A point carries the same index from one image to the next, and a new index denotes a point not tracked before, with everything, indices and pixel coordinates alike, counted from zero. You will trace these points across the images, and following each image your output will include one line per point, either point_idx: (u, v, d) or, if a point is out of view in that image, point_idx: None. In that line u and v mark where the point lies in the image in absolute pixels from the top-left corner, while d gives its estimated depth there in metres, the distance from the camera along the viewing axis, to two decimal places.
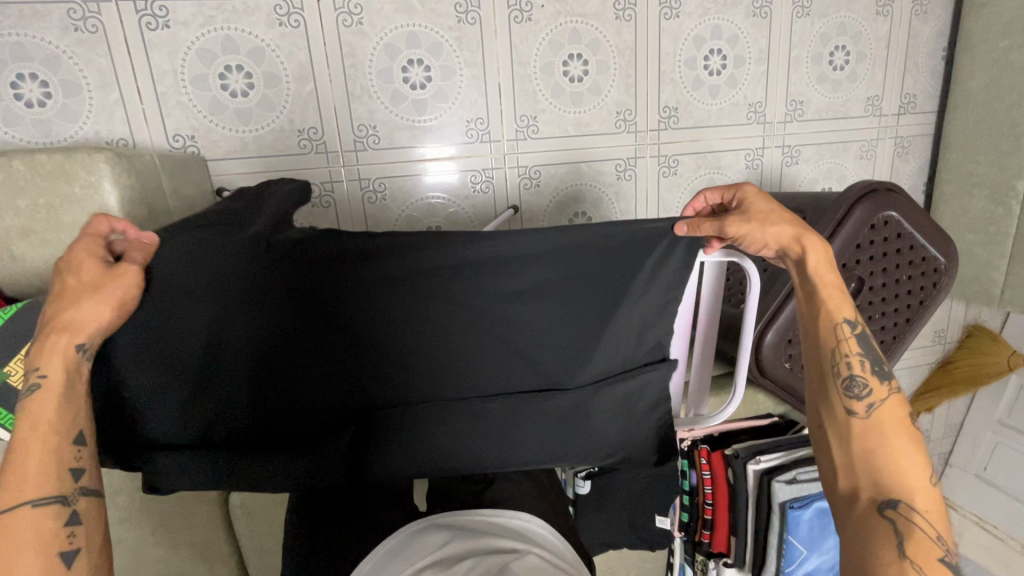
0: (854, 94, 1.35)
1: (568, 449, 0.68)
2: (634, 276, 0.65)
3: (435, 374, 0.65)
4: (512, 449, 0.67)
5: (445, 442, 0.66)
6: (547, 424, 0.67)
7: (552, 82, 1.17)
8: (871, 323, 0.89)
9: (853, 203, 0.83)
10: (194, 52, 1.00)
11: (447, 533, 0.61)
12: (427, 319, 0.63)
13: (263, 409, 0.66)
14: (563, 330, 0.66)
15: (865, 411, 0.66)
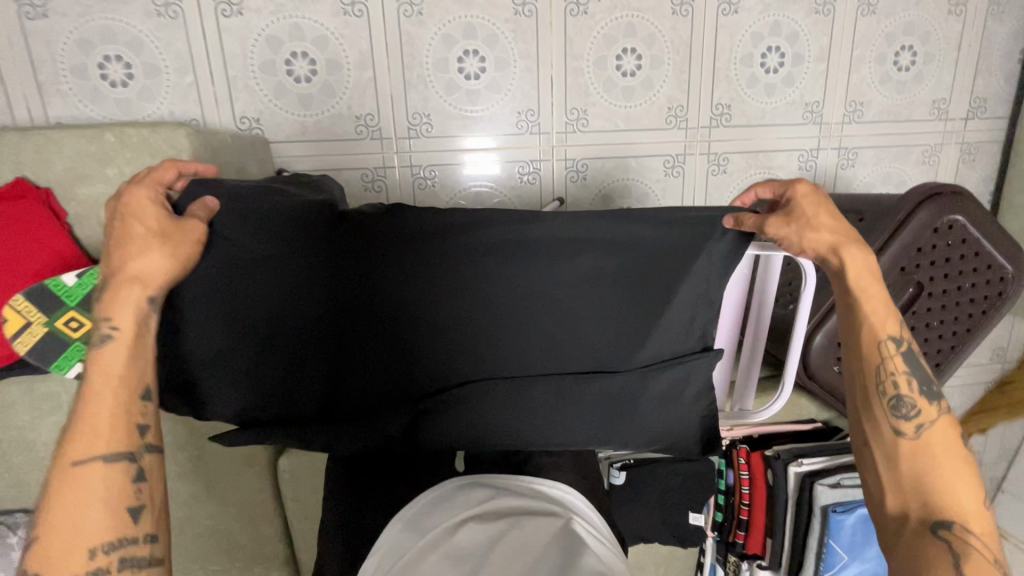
0: (919, 97, 1.30)
1: (617, 433, 0.68)
2: (686, 267, 0.66)
3: (489, 351, 0.66)
4: (563, 430, 0.67)
5: (495, 420, 0.66)
6: (599, 410, 0.66)
7: (604, 76, 1.17)
8: (928, 330, 0.86)
9: (915, 206, 0.81)
10: (263, 39, 1.05)
11: (488, 491, 0.61)
12: (486, 296, 0.65)
13: (318, 379, 0.67)
14: (621, 317, 0.66)
15: (913, 432, 0.65)
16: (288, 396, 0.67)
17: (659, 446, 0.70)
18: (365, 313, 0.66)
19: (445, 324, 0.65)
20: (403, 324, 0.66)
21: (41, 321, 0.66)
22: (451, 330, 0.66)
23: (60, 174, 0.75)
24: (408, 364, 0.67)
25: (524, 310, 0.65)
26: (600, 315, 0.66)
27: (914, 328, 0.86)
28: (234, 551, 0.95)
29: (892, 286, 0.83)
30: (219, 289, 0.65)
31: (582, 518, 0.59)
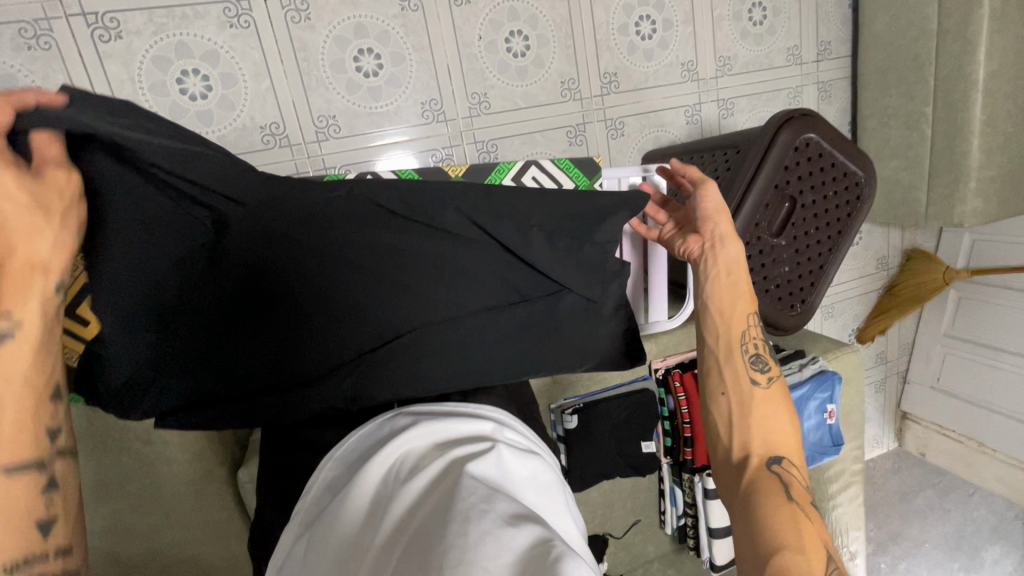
0: (775, 46, 1.46)
1: (550, 351, 0.78)
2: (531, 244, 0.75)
3: (421, 305, 0.71)
4: (509, 351, 0.75)
5: (426, 370, 0.71)
6: (523, 337, 0.76)
7: (497, 59, 1.24)
8: (807, 238, 0.98)
9: (776, 130, 0.93)
10: (149, 60, 1.04)
11: (416, 416, 0.65)
12: (409, 254, 0.71)
13: (251, 358, 0.70)
14: (545, 255, 0.75)
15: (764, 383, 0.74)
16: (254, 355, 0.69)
17: (591, 364, 0.81)
18: (298, 289, 0.69)
19: (372, 287, 0.70)
20: (334, 294, 0.69)
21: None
22: (381, 292, 0.70)
23: None
24: (343, 332, 0.70)
25: (448, 273, 0.72)
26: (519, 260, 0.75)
27: (796, 238, 0.98)
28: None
29: (771, 203, 0.95)
30: (143, 279, 0.66)
31: (516, 436, 0.65)
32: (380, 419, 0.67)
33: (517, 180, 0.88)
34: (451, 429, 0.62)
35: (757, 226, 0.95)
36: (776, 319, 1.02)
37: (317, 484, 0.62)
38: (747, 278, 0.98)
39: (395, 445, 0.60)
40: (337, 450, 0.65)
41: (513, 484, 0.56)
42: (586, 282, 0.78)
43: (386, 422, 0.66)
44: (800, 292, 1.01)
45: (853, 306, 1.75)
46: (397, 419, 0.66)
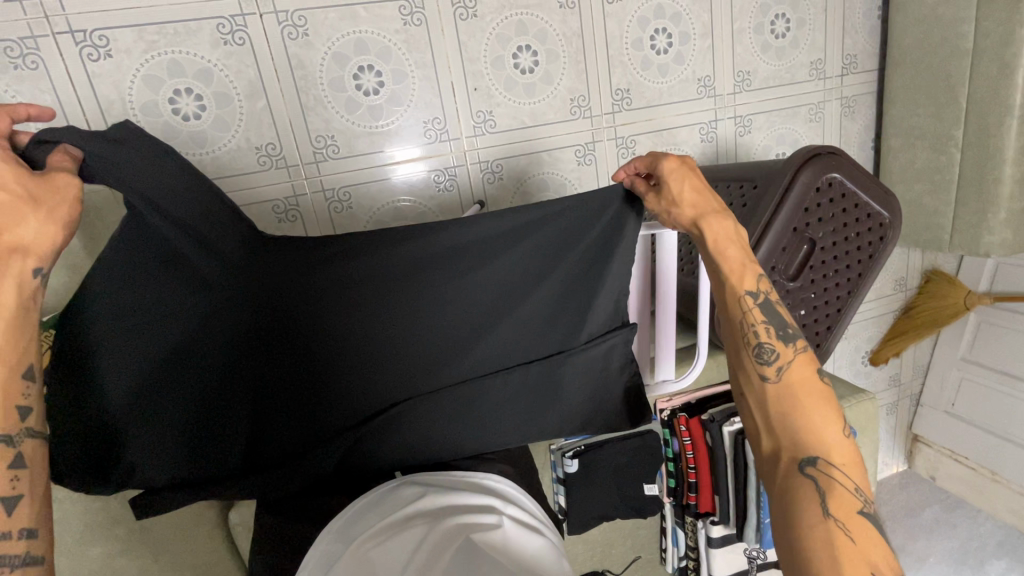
0: (798, 60, 1.39)
1: (546, 410, 0.79)
2: (528, 299, 0.76)
3: (420, 369, 0.74)
4: (506, 414, 0.77)
5: (424, 430, 0.74)
6: (526, 398, 0.77)
7: (503, 76, 1.19)
8: (826, 281, 0.93)
9: (797, 169, 0.88)
10: (140, 79, 0.99)
11: (421, 487, 0.64)
12: (417, 317, 0.73)
13: (255, 421, 0.72)
14: (553, 316, 0.77)
15: (775, 375, 0.67)
16: (256, 410, 0.72)
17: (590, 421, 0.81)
18: (304, 353, 0.71)
19: (374, 352, 0.72)
20: (332, 360, 0.72)
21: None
22: (383, 356, 0.73)
23: None
24: (345, 393, 0.73)
25: (451, 331, 0.74)
26: (523, 322, 0.76)
27: (813, 281, 0.93)
28: None
29: (788, 246, 0.90)
30: (147, 351, 0.67)
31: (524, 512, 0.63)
32: (381, 490, 0.65)
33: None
34: (457, 501, 0.60)
35: (773, 269, 0.90)
36: None
37: (312, 554, 0.59)
38: None
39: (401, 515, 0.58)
40: (337, 518, 0.62)
41: (521, 555, 0.53)
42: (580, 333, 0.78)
43: (388, 493, 0.64)
44: (815, 336, 0.96)
45: (868, 329, 1.70)
46: (400, 490, 0.64)
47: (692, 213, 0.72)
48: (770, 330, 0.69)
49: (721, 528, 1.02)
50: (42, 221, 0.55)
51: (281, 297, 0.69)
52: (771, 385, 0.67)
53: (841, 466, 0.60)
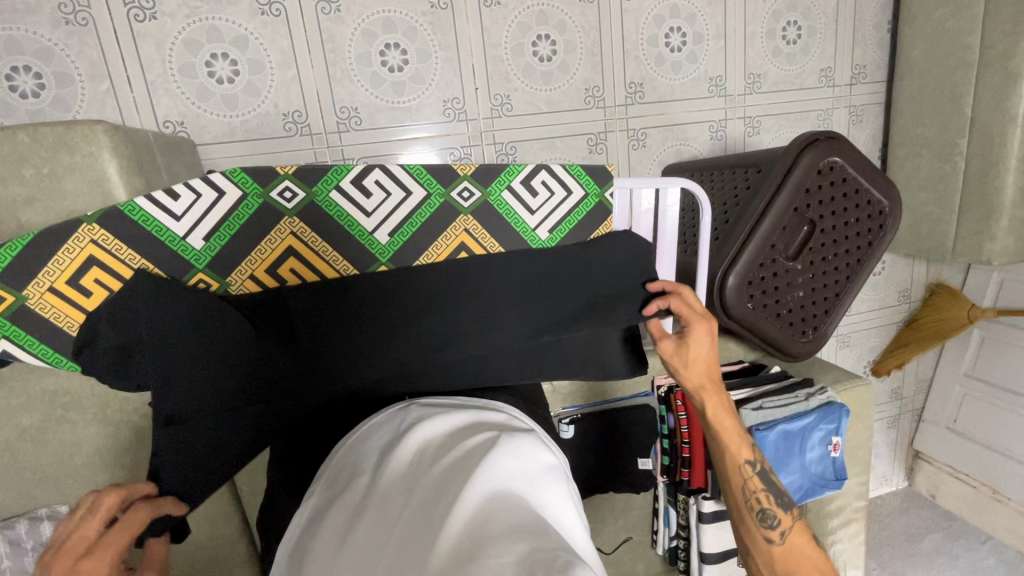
0: (808, 67, 1.44)
1: (545, 354, 0.88)
2: (524, 258, 0.88)
3: (428, 317, 0.84)
4: (510, 353, 0.85)
5: (426, 368, 0.82)
6: (524, 346, 0.86)
7: (522, 62, 1.24)
8: (826, 264, 0.95)
9: (799, 152, 0.91)
10: (181, 42, 1.06)
11: (424, 411, 0.65)
12: (425, 276, 0.85)
13: (281, 356, 0.79)
14: (549, 271, 0.88)
15: (779, 538, 0.76)
16: (281, 346, 0.79)
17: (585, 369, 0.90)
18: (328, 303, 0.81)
19: (394, 307, 0.83)
20: (350, 308, 0.82)
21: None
22: (393, 305, 0.83)
23: None
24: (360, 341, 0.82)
25: (455, 284, 0.85)
26: (517, 283, 0.87)
27: (813, 263, 0.95)
28: (195, 554, 0.94)
29: (789, 225, 0.93)
30: (200, 298, 0.77)
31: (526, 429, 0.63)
32: (392, 412, 0.67)
33: (526, 183, 0.86)
34: (465, 423, 0.62)
35: (774, 248, 0.93)
36: (786, 346, 0.99)
37: (325, 475, 0.62)
38: (759, 299, 0.95)
39: (412, 433, 0.60)
40: (347, 443, 0.65)
41: (524, 469, 0.54)
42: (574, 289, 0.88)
43: (401, 414, 0.66)
44: (813, 318, 0.98)
45: (870, 338, 1.71)
46: (412, 413, 0.66)
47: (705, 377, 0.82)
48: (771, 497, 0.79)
49: (712, 504, 1.03)
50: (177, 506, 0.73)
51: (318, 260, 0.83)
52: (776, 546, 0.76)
53: None
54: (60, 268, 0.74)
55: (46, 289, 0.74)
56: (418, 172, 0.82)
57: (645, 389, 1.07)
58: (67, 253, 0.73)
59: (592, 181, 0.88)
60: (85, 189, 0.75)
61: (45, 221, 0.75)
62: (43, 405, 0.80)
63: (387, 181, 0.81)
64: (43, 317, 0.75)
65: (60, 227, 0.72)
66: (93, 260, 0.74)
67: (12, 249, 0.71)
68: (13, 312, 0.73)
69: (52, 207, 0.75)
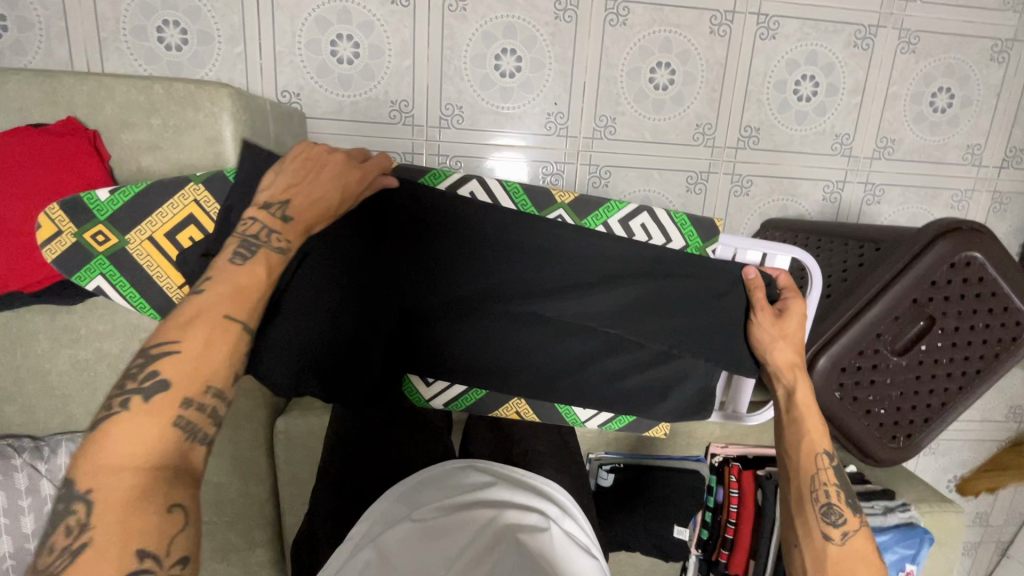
0: (952, 140, 1.29)
1: (654, 378, 0.79)
2: (634, 258, 0.72)
3: (531, 299, 0.72)
4: (616, 359, 0.77)
5: (526, 353, 0.76)
6: (625, 357, 0.77)
7: (636, 87, 1.19)
8: (938, 368, 0.84)
9: (932, 239, 0.80)
10: (313, 19, 1.10)
11: (484, 475, 0.66)
12: (518, 248, 0.71)
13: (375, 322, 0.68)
14: (667, 287, 0.73)
15: (840, 541, 0.66)
16: (369, 304, 0.68)
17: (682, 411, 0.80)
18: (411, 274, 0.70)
19: (494, 279, 0.71)
20: (438, 268, 0.70)
21: (71, 231, 0.66)
22: (489, 276, 0.71)
23: (109, 118, 0.77)
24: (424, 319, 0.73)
25: (555, 268, 0.72)
26: (630, 285, 0.72)
27: (922, 363, 0.84)
28: (225, 505, 0.98)
29: (903, 316, 0.82)
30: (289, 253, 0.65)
31: (576, 528, 0.62)
32: (452, 468, 0.68)
33: (624, 222, 0.74)
34: (519, 493, 0.63)
35: (879, 338, 0.83)
36: (870, 447, 0.88)
37: (373, 513, 0.64)
38: (850, 390, 0.85)
39: (470, 494, 0.62)
40: (406, 484, 0.67)
41: (570, 562, 0.53)
42: (699, 314, 0.73)
43: (458, 472, 0.68)
44: (908, 424, 0.87)
45: (963, 450, 1.50)
46: (469, 473, 0.67)
47: (793, 357, 0.74)
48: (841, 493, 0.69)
49: None
50: (329, 183, 0.61)
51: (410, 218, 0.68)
52: (833, 548, 0.66)
53: None
54: (162, 220, 0.67)
55: (146, 238, 0.68)
56: (516, 192, 0.74)
57: (697, 454, 0.99)
58: (173, 205, 0.67)
59: (695, 236, 0.73)
60: (200, 146, 0.79)
61: (160, 168, 0.79)
62: (123, 335, 0.86)
63: (483, 195, 0.73)
64: (139, 265, 0.69)
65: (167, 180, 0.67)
66: (192, 219, 0.67)
67: (125, 195, 0.67)
68: (113, 254, 0.68)
69: (169, 156, 0.79)
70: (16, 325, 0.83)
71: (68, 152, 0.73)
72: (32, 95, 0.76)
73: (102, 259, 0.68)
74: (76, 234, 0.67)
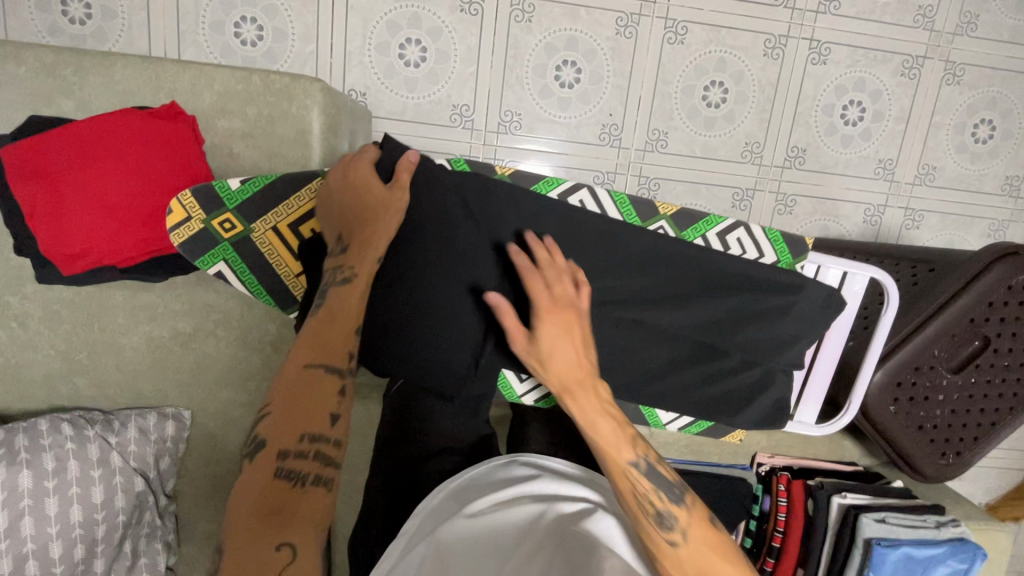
0: (991, 170, 1.32)
1: (738, 391, 0.73)
2: (724, 263, 0.67)
3: (610, 303, 0.69)
4: (700, 367, 0.71)
5: (614, 361, 0.70)
6: (706, 363, 0.71)
7: (689, 103, 1.23)
8: (991, 387, 0.86)
9: (991, 261, 0.81)
10: (384, 23, 1.14)
11: (527, 470, 0.62)
12: (590, 250, 0.68)
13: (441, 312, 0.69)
14: (751, 293, 0.68)
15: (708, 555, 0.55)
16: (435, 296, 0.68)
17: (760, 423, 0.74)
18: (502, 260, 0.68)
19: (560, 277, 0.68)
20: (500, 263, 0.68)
21: (202, 218, 0.70)
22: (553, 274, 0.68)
23: (208, 106, 0.81)
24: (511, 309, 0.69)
25: (635, 270, 0.68)
26: (717, 290, 0.68)
27: (975, 382, 0.86)
28: None
29: (959, 334, 0.84)
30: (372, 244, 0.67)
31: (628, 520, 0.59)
32: (494, 463, 0.64)
33: (722, 237, 0.71)
34: (570, 490, 0.59)
35: (934, 355, 0.85)
36: (918, 461, 0.91)
37: (422, 511, 0.60)
38: (904, 404, 0.88)
39: (515, 489, 0.58)
40: (452, 480, 0.63)
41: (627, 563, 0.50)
42: (783, 321, 0.69)
43: (498, 469, 0.63)
44: (959, 442, 0.89)
45: (991, 477, 1.50)
46: (512, 468, 0.63)
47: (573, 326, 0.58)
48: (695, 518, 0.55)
49: None
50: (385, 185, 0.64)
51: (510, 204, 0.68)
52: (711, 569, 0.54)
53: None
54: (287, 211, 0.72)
55: (270, 229, 0.72)
56: (622, 201, 0.71)
57: (744, 461, 1.01)
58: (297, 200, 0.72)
59: (788, 252, 0.71)
60: (291, 136, 0.82)
61: (251, 156, 0.83)
62: (199, 315, 0.88)
63: (590, 205, 0.70)
64: (259, 250, 0.73)
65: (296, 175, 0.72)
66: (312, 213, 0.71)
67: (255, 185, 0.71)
68: (238, 241, 0.72)
69: (260, 145, 0.83)
70: (98, 301, 0.86)
71: (180, 137, 0.78)
72: (136, 80, 0.80)
73: (226, 246, 0.72)
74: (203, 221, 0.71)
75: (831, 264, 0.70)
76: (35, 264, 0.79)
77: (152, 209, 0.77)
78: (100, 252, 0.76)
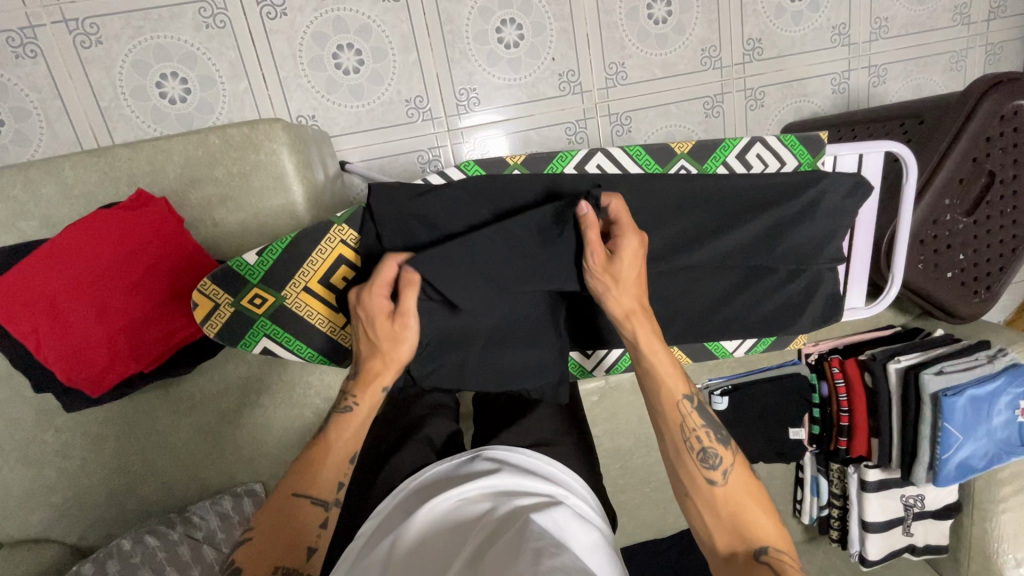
0: (939, 4, 1.32)
1: (785, 298, 0.75)
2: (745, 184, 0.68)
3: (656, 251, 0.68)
4: (747, 288, 0.73)
5: (666, 302, 0.72)
6: (750, 278, 0.72)
7: (637, 26, 1.19)
8: (1006, 218, 0.89)
9: (979, 98, 0.82)
10: (309, 36, 1.07)
11: (484, 465, 0.66)
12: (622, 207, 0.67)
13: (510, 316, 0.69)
14: (779, 201, 0.69)
15: (723, 480, 0.59)
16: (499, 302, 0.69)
17: (819, 319, 0.76)
18: None
19: None
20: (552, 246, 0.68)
21: (229, 301, 0.68)
22: None
23: (174, 181, 0.78)
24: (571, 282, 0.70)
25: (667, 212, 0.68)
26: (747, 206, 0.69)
27: (990, 216, 0.89)
28: None
29: (966, 177, 0.86)
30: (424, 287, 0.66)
31: (580, 504, 0.64)
32: (459, 461, 0.69)
33: (742, 157, 0.71)
34: (529, 484, 0.63)
35: (947, 205, 0.87)
36: (955, 306, 0.95)
37: (384, 512, 0.65)
38: (930, 258, 0.91)
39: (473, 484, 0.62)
40: (412, 486, 0.67)
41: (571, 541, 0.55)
42: (816, 217, 0.70)
43: (463, 465, 0.68)
44: (987, 276, 0.93)
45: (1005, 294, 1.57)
46: (476, 464, 0.67)
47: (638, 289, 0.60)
48: (711, 435, 0.60)
49: (877, 473, 0.99)
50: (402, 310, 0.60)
51: (536, 188, 0.66)
52: (719, 490, 0.58)
53: (785, 548, 0.57)
54: (316, 269, 0.68)
55: (302, 289, 0.68)
56: (639, 155, 0.70)
57: (792, 358, 1.03)
58: (319, 256, 0.67)
59: (807, 154, 0.71)
60: (270, 186, 0.79)
61: (236, 218, 0.80)
62: (237, 389, 0.87)
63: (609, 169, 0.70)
64: (300, 317, 0.70)
65: (308, 233, 0.66)
66: (343, 260, 0.68)
67: (272, 253, 0.67)
68: (273, 312, 0.69)
69: (242, 205, 0.80)
70: (135, 408, 0.84)
71: (151, 225, 0.73)
72: (91, 178, 0.75)
73: (264, 321, 0.69)
74: (232, 303, 0.69)
75: (846, 153, 0.71)
76: (61, 394, 0.76)
77: (158, 302, 0.74)
78: (122, 363, 0.74)
